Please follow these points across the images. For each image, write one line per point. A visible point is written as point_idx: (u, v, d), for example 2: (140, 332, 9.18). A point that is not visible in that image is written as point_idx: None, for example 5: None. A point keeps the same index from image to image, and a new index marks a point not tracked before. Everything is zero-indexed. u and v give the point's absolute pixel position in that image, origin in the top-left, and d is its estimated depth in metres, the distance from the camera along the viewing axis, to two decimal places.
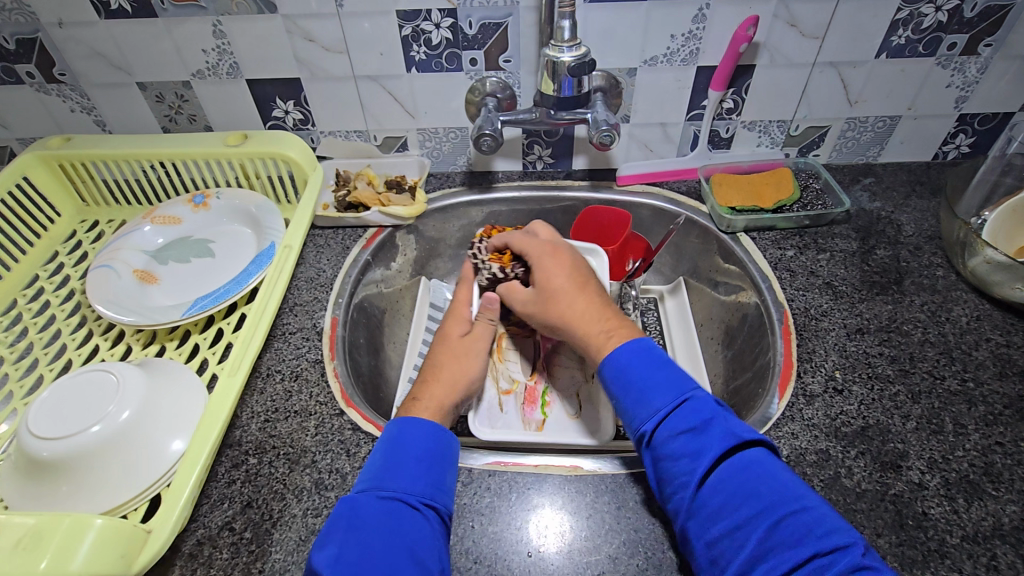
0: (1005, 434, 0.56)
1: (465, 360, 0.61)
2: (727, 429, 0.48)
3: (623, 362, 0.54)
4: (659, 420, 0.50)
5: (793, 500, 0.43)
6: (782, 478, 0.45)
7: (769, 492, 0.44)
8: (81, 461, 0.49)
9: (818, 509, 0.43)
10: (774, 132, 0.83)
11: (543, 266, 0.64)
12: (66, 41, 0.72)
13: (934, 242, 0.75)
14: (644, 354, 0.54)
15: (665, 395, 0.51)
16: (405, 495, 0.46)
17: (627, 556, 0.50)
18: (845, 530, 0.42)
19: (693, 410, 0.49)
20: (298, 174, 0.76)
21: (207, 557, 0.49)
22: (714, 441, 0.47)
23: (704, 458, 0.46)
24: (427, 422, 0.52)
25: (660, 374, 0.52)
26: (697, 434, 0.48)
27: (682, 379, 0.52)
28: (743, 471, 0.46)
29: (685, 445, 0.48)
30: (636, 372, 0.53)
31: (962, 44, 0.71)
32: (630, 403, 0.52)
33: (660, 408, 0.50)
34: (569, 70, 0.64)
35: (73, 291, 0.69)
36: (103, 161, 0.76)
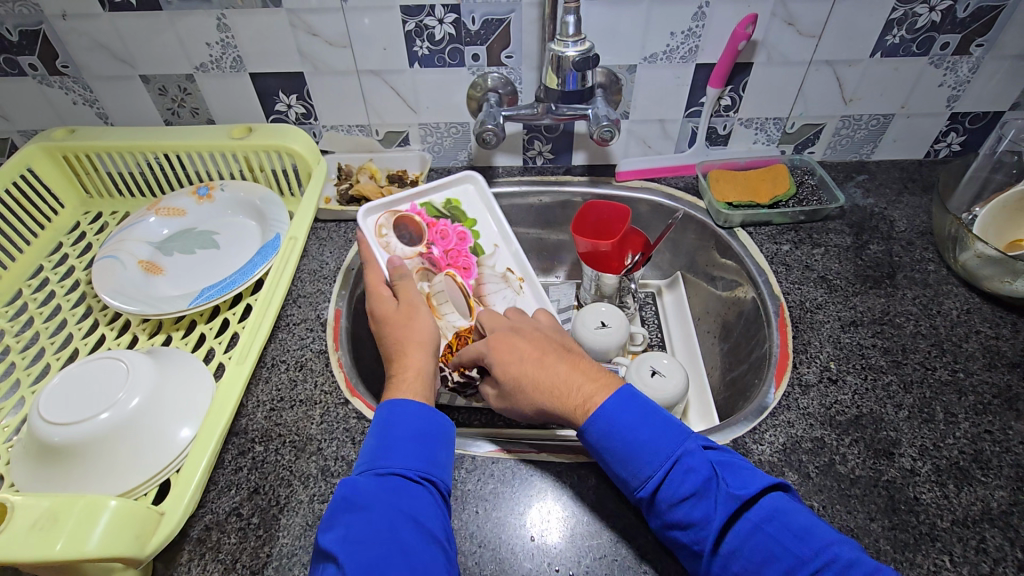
0: (994, 422, 0.58)
1: (413, 322, 0.62)
2: (727, 489, 0.45)
3: (603, 430, 0.50)
4: (654, 487, 0.47)
5: (813, 558, 0.41)
6: (798, 530, 0.43)
7: (786, 552, 0.42)
8: (91, 447, 0.49)
9: (841, 558, 0.41)
10: (770, 129, 0.85)
11: (494, 353, 0.59)
12: (70, 33, 0.72)
13: (926, 238, 0.77)
14: (625, 415, 0.50)
15: (654, 459, 0.48)
16: (401, 472, 0.47)
17: (628, 540, 0.51)
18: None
19: (688, 471, 0.46)
20: (301, 167, 0.77)
21: (215, 542, 0.50)
22: (717, 505, 0.45)
23: (712, 525, 0.44)
24: (414, 401, 0.52)
25: (644, 433, 0.49)
26: (697, 500, 0.45)
27: (671, 434, 0.49)
28: (757, 532, 0.43)
29: (690, 512, 0.45)
30: (618, 434, 0.50)
31: (955, 44, 0.73)
32: (620, 469, 0.49)
33: (652, 474, 0.47)
34: (574, 65, 0.65)
35: (77, 281, 0.69)
36: (107, 153, 0.76)
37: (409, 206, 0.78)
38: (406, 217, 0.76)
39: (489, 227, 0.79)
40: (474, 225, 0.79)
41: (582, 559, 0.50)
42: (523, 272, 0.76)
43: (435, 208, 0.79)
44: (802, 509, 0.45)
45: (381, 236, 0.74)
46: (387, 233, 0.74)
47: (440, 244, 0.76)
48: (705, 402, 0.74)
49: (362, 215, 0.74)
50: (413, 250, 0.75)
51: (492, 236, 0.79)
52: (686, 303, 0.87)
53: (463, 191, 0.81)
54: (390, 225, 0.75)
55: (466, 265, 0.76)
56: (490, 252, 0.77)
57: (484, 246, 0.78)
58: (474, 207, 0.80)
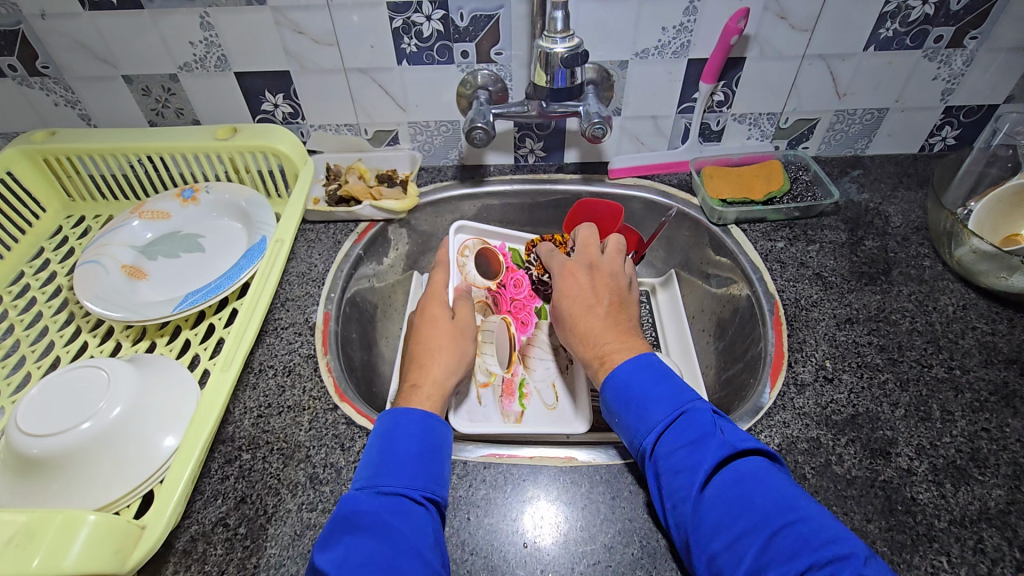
0: (991, 420, 0.57)
1: (456, 339, 0.62)
2: (725, 440, 0.47)
3: (625, 373, 0.53)
4: (658, 435, 0.49)
5: (790, 511, 0.42)
6: (780, 488, 0.44)
7: (764, 503, 0.43)
8: (72, 458, 0.48)
9: (816, 520, 0.42)
10: (764, 125, 0.84)
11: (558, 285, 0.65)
12: (49, 33, 0.70)
13: (921, 233, 0.76)
14: (645, 368, 0.53)
15: (662, 409, 0.50)
16: (406, 493, 0.47)
17: (623, 545, 0.51)
18: (847, 541, 0.40)
19: (691, 423, 0.49)
20: (288, 168, 0.76)
21: (201, 553, 0.49)
22: (711, 452, 0.46)
23: (702, 470, 0.46)
24: (422, 411, 0.52)
25: (658, 387, 0.52)
26: (694, 445, 0.47)
27: (682, 391, 0.52)
28: (743, 482, 0.45)
29: (683, 459, 0.47)
30: (635, 384, 0.52)
31: (949, 37, 0.72)
32: (629, 417, 0.52)
33: (657, 422, 0.50)
34: (561, 61, 0.64)
35: (60, 287, 0.68)
36: (88, 155, 0.75)
37: (499, 244, 0.80)
38: (491, 253, 0.79)
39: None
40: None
41: (575, 565, 0.50)
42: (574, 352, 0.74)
43: (522, 257, 0.81)
44: (785, 475, 0.46)
45: (462, 256, 0.77)
46: (467, 256, 0.77)
47: (510, 290, 0.77)
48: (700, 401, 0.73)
49: (454, 229, 0.78)
50: (485, 283, 0.77)
51: (560, 304, 0.79)
52: (680, 302, 0.86)
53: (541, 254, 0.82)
54: (473, 248, 0.78)
55: (524, 320, 0.76)
56: (553, 319, 0.77)
57: (548, 312, 0.77)
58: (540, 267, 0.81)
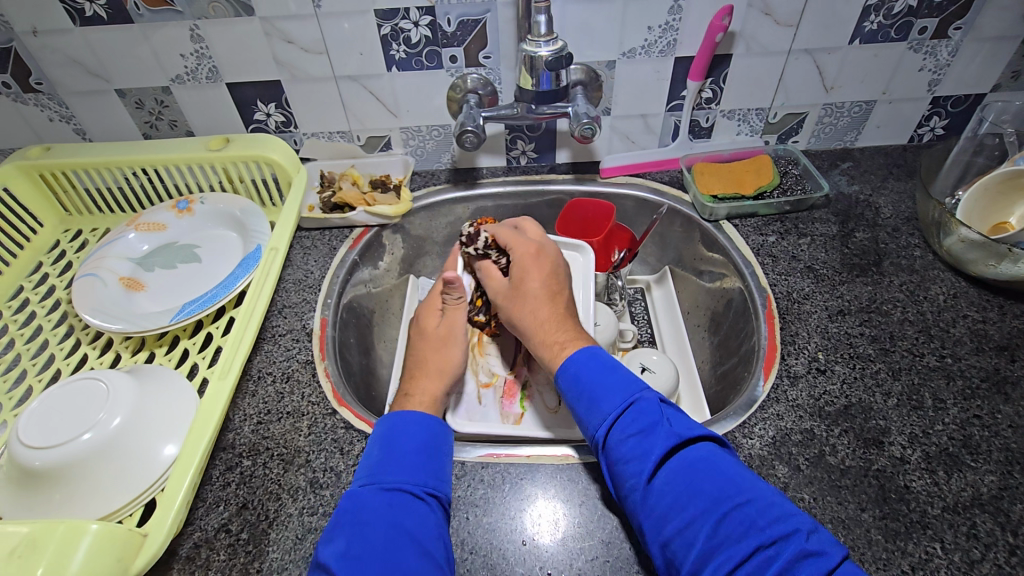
0: (983, 407, 0.58)
1: (444, 349, 0.61)
2: (672, 429, 0.48)
3: (578, 371, 0.53)
4: (609, 425, 0.49)
5: (737, 493, 0.43)
6: (728, 472, 0.45)
7: (713, 489, 0.44)
8: (73, 469, 0.49)
9: (762, 500, 0.43)
10: (753, 120, 0.84)
11: (521, 263, 0.63)
12: (42, 49, 0.71)
13: (911, 223, 0.77)
14: (595, 361, 0.54)
15: (613, 399, 0.51)
16: (406, 487, 0.47)
17: (620, 540, 0.51)
18: (791, 517, 0.42)
19: (641, 412, 0.49)
20: (281, 176, 0.76)
21: (204, 560, 0.50)
22: (660, 441, 0.47)
23: (650, 459, 0.46)
24: (422, 414, 0.53)
25: (609, 377, 0.52)
26: (644, 435, 0.47)
27: (631, 383, 0.52)
28: (690, 468, 0.45)
29: (633, 448, 0.47)
30: (586, 377, 0.53)
31: (933, 28, 0.73)
32: (581, 408, 0.52)
33: (608, 413, 0.50)
34: (546, 64, 0.64)
35: (59, 301, 0.69)
36: (84, 169, 0.75)
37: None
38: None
39: (576, 304, 0.69)
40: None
41: (574, 562, 0.50)
42: None
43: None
44: (732, 458, 0.47)
45: (470, 252, 0.74)
46: None
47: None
48: (696, 398, 0.73)
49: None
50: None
51: (571, 313, 0.69)
52: (675, 298, 0.87)
53: (570, 259, 0.74)
54: None
55: None
56: None
57: None
58: (570, 281, 0.72)
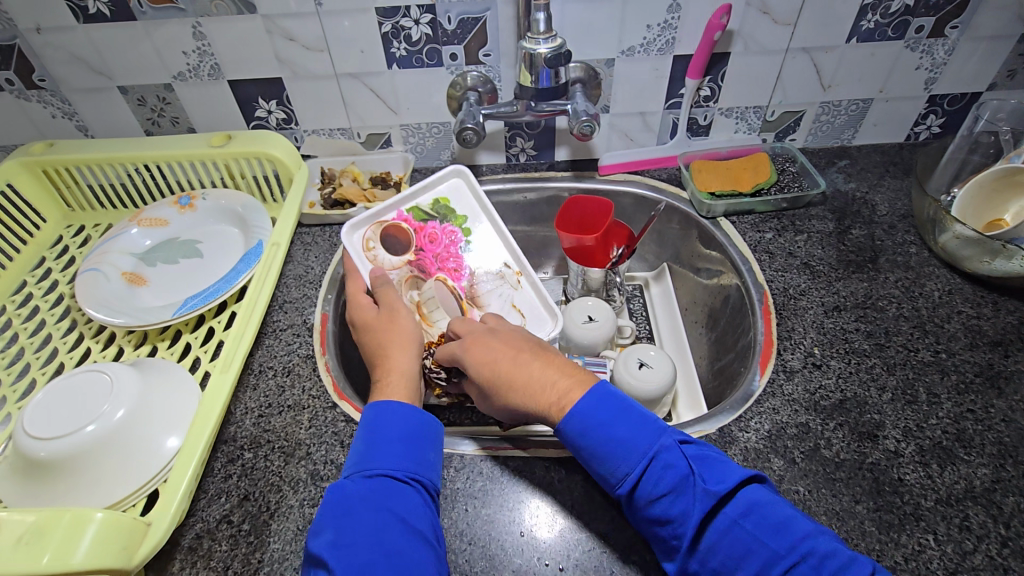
0: (976, 401, 0.58)
1: (394, 325, 0.63)
2: (704, 485, 0.44)
3: (583, 427, 0.49)
4: (634, 485, 0.46)
5: (790, 550, 0.41)
6: (775, 527, 0.42)
7: (763, 551, 0.42)
8: (77, 461, 0.50)
9: (817, 553, 0.41)
10: (751, 118, 0.85)
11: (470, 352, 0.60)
12: (45, 46, 0.72)
13: (907, 221, 0.77)
14: (599, 414, 0.49)
15: (632, 456, 0.47)
16: (390, 473, 0.48)
17: (617, 531, 0.52)
18: (851, 565, 0.40)
19: (668, 467, 0.45)
20: (283, 173, 0.77)
21: (206, 550, 0.50)
22: (696, 501, 0.44)
23: (691, 521, 0.44)
24: (401, 402, 0.53)
25: (623, 430, 0.48)
26: (678, 496, 0.44)
27: (649, 430, 0.48)
28: (736, 527, 0.43)
29: (669, 509, 0.45)
30: (592, 434, 0.48)
31: (929, 27, 0.73)
32: (598, 467, 0.48)
33: (631, 472, 0.46)
34: (545, 61, 0.65)
35: (62, 295, 0.70)
36: (86, 165, 0.76)
37: (396, 213, 0.77)
38: (393, 225, 0.76)
39: (483, 227, 0.79)
40: (464, 223, 0.79)
41: (571, 552, 0.51)
42: (519, 267, 0.76)
43: (423, 211, 0.78)
44: (776, 500, 0.45)
45: (369, 250, 0.74)
46: (374, 245, 0.74)
47: (430, 250, 0.76)
48: (694, 394, 0.74)
49: (348, 230, 0.74)
50: (402, 258, 0.75)
51: (486, 235, 0.78)
52: (673, 294, 0.87)
53: (453, 188, 0.80)
54: (377, 238, 0.75)
55: (456, 266, 0.76)
56: (485, 252, 0.77)
57: (475, 247, 0.77)
58: (464, 205, 0.80)
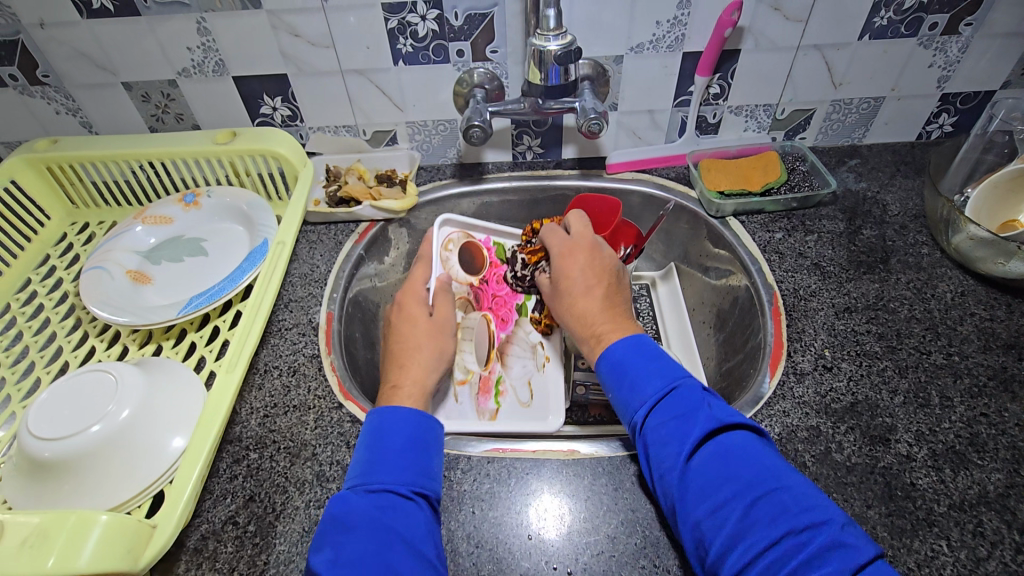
0: (990, 405, 0.57)
1: (439, 338, 0.64)
2: (712, 414, 0.48)
3: (618, 355, 0.54)
4: (648, 409, 0.50)
5: (772, 480, 0.44)
6: (765, 460, 0.45)
7: (749, 473, 0.44)
8: (82, 461, 0.49)
9: (797, 488, 0.43)
10: (760, 117, 0.84)
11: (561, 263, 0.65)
12: (49, 42, 0.71)
13: (919, 221, 0.76)
14: (636, 347, 0.55)
15: (652, 385, 0.51)
16: (393, 488, 0.47)
17: (626, 535, 0.51)
18: (826, 509, 0.42)
19: (680, 398, 0.50)
20: (288, 170, 0.76)
21: (211, 551, 0.50)
22: (698, 426, 0.47)
23: (688, 442, 0.47)
24: (410, 410, 0.53)
25: (652, 362, 0.53)
26: (683, 420, 0.48)
27: (676, 368, 0.53)
28: (727, 455, 0.46)
29: (671, 433, 0.48)
30: (630, 362, 0.54)
31: (943, 24, 0.72)
32: (621, 395, 0.53)
33: (648, 397, 0.51)
34: (555, 58, 0.64)
35: (66, 293, 0.69)
36: (90, 162, 0.75)
37: (485, 237, 0.77)
38: (476, 246, 0.77)
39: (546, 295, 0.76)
40: (534, 283, 0.77)
41: (579, 556, 0.50)
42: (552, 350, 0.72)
43: (507, 252, 0.78)
44: (770, 448, 0.47)
45: (445, 250, 0.73)
46: (451, 250, 0.74)
47: (492, 286, 0.76)
48: None
49: (440, 223, 0.74)
50: (467, 278, 0.75)
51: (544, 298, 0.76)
52: (680, 294, 0.87)
53: (522, 242, 0.78)
54: (458, 243, 0.75)
55: (505, 317, 0.75)
56: (536, 307, 0.75)
57: (530, 307, 0.76)
58: (525, 259, 0.78)
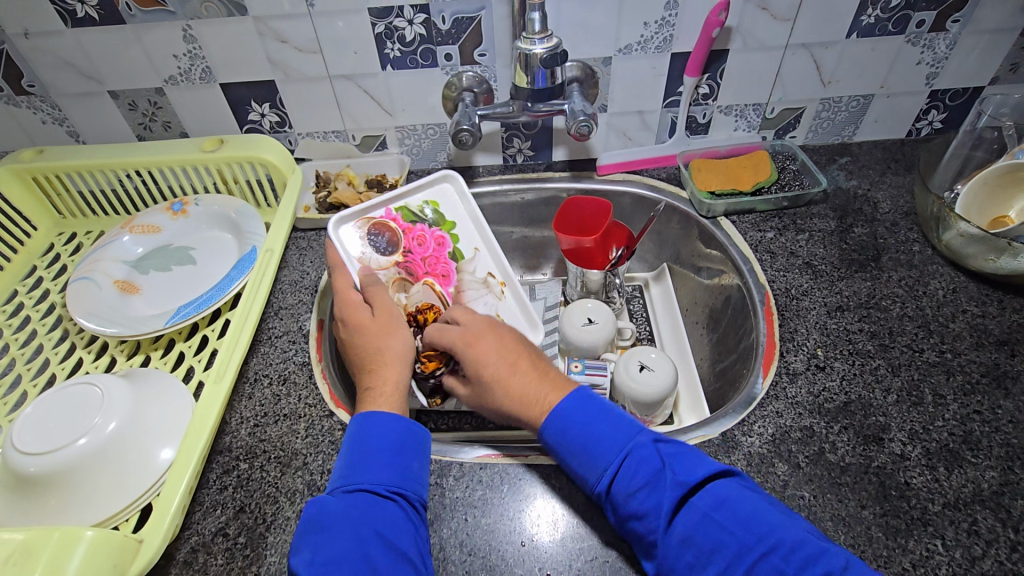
0: (983, 402, 0.57)
1: (392, 332, 0.60)
2: (675, 476, 0.46)
3: (562, 424, 0.51)
4: (610, 479, 0.48)
5: (761, 542, 0.42)
6: (744, 515, 0.43)
7: (734, 537, 0.43)
8: (67, 475, 0.49)
9: (785, 544, 0.41)
10: (750, 116, 0.84)
11: (471, 352, 0.58)
12: (33, 51, 0.71)
13: (910, 218, 0.76)
14: (579, 411, 0.52)
15: (609, 451, 0.49)
16: (371, 488, 0.47)
17: (619, 540, 0.51)
18: (820, 556, 0.40)
19: (641, 462, 0.47)
20: (276, 177, 0.76)
21: (201, 564, 0.49)
22: (668, 493, 0.45)
23: (663, 513, 0.45)
24: (390, 412, 0.52)
25: (599, 428, 0.50)
26: (652, 488, 0.46)
27: (624, 429, 0.50)
28: (705, 521, 0.44)
29: (644, 502, 0.46)
30: (573, 430, 0.51)
31: (931, 21, 0.72)
32: (576, 464, 0.50)
33: (607, 468, 0.48)
34: (541, 62, 0.64)
35: (54, 305, 0.69)
36: (77, 172, 0.75)
37: (384, 211, 0.74)
38: (381, 223, 0.73)
39: (469, 231, 0.76)
40: (452, 229, 0.76)
41: (573, 562, 0.50)
42: (503, 277, 0.74)
43: (411, 211, 0.75)
44: (752, 492, 0.46)
45: (356, 247, 0.71)
46: (362, 243, 0.71)
47: (417, 252, 0.73)
48: (694, 394, 0.73)
49: (333, 225, 0.71)
50: (390, 258, 0.72)
51: (473, 239, 0.76)
52: (674, 295, 0.86)
53: (440, 191, 0.78)
54: (365, 234, 0.72)
55: (444, 272, 0.73)
56: (470, 256, 0.75)
57: (463, 252, 0.75)
58: (453, 209, 0.77)
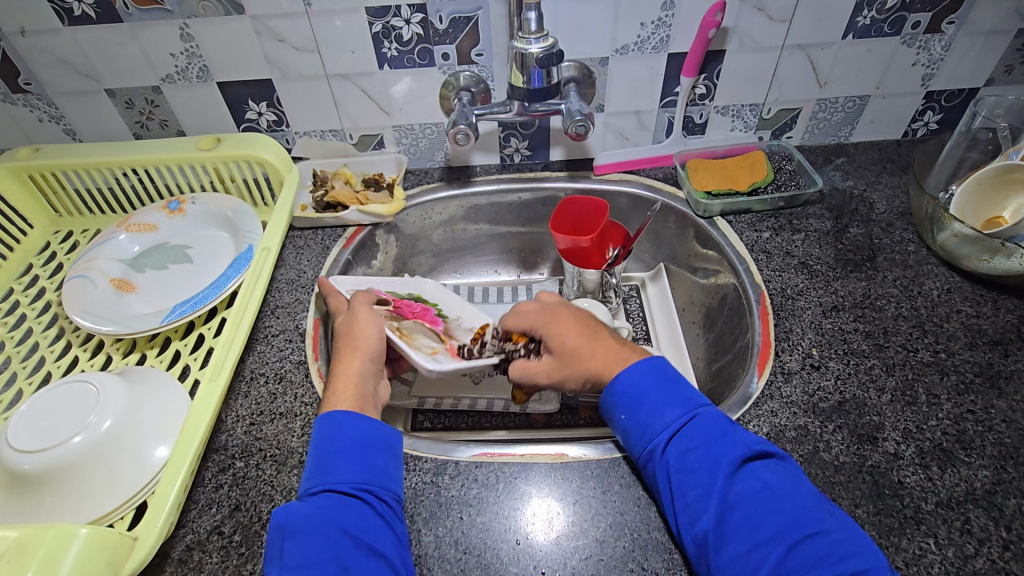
0: (976, 401, 0.58)
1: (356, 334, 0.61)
2: (742, 441, 0.48)
3: (635, 378, 0.54)
4: (673, 432, 0.50)
5: (812, 523, 0.43)
6: (801, 498, 0.45)
7: (785, 511, 0.44)
8: (63, 473, 0.49)
9: (834, 534, 0.43)
10: (747, 116, 0.84)
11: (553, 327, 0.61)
12: (30, 49, 0.70)
13: (905, 218, 0.77)
14: (656, 372, 0.54)
15: (676, 409, 0.51)
16: (336, 488, 0.48)
17: (614, 538, 0.51)
18: (866, 553, 0.42)
19: (706, 425, 0.50)
20: (273, 176, 0.76)
21: (197, 562, 0.49)
22: (729, 454, 0.48)
23: (722, 470, 0.47)
24: (345, 411, 0.52)
25: (671, 390, 0.53)
26: (712, 447, 0.48)
27: (694, 396, 0.53)
28: (765, 490, 0.45)
29: (702, 458, 0.48)
30: (648, 387, 0.53)
31: (926, 22, 0.72)
32: (639, 418, 0.52)
33: (673, 420, 0.51)
34: (537, 62, 0.64)
35: (49, 303, 0.69)
36: (74, 170, 0.75)
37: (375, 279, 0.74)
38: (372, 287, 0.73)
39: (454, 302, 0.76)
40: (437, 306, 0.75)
41: (567, 561, 0.50)
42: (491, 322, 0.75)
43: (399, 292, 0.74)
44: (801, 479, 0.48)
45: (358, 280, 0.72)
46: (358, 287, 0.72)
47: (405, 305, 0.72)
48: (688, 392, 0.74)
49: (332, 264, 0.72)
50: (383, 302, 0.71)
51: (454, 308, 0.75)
52: (670, 294, 0.87)
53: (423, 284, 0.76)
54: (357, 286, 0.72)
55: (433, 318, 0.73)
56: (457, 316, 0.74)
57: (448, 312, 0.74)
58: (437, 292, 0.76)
